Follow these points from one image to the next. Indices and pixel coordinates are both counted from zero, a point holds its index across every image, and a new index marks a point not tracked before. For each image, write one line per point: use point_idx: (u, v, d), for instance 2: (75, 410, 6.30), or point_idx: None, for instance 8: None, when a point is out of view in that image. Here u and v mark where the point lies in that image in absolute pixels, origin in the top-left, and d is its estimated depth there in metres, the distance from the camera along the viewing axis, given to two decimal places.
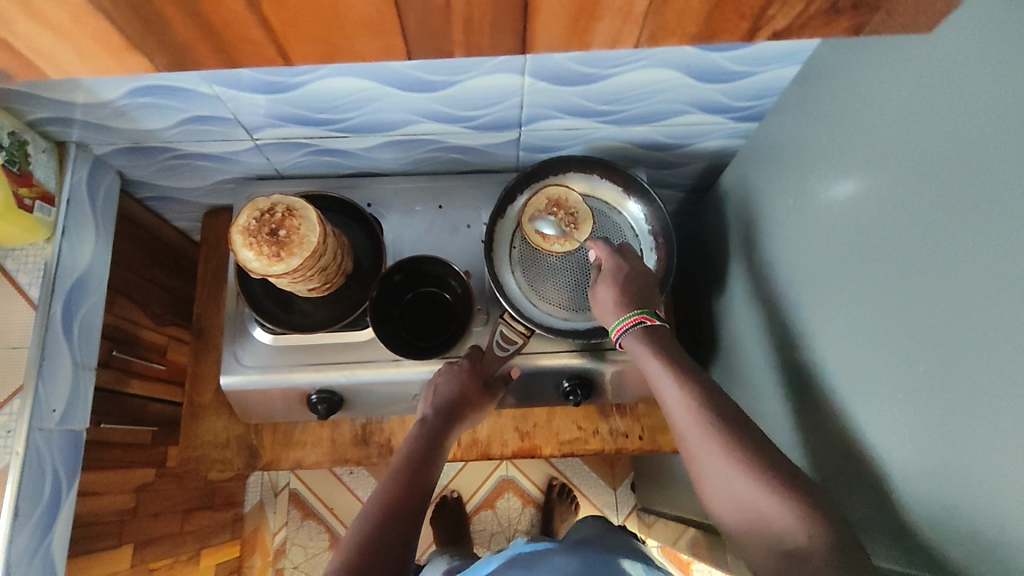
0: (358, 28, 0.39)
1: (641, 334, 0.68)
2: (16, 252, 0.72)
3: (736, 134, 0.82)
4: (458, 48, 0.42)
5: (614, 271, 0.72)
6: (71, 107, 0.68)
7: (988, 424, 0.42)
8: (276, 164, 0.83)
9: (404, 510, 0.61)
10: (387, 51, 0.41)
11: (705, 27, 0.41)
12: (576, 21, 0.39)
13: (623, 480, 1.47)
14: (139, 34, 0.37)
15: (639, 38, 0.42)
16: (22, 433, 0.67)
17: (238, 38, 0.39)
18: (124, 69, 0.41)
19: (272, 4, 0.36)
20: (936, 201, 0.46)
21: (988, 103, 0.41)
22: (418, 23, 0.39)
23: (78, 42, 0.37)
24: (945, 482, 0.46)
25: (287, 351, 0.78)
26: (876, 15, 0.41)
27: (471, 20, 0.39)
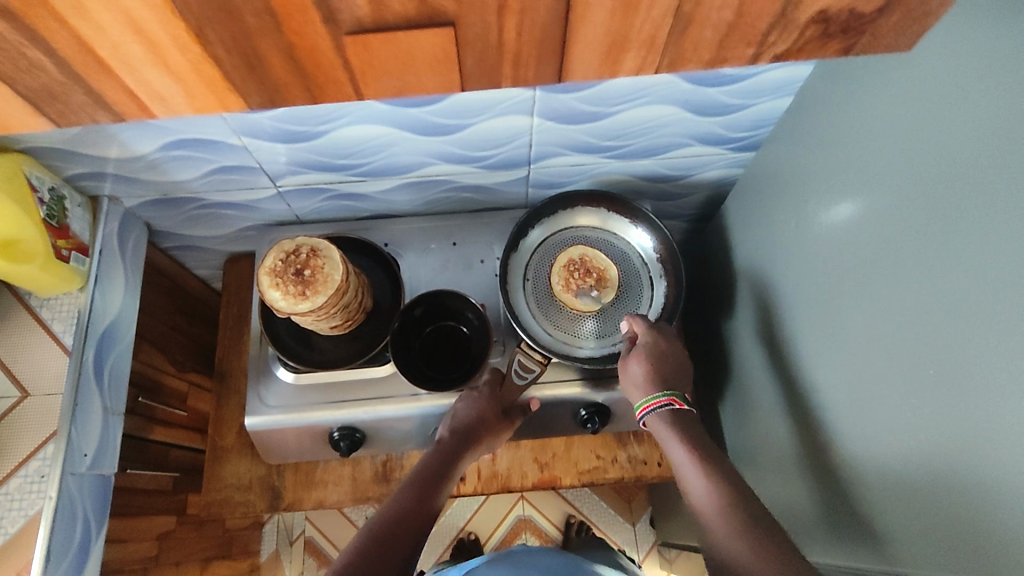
0: (424, 65, 0.42)
1: (669, 415, 0.72)
2: (51, 303, 0.75)
3: (735, 164, 0.86)
4: (506, 79, 0.44)
5: (653, 349, 0.75)
6: (105, 162, 0.72)
7: (988, 420, 0.43)
8: (296, 209, 0.87)
9: (399, 532, 0.63)
10: (445, 86, 0.45)
11: (716, 54, 0.44)
12: (609, 53, 0.42)
13: (641, 516, 1.46)
14: (237, 78, 0.41)
15: (659, 66, 0.45)
16: (56, 477, 0.69)
17: (323, 77, 0.42)
18: (198, 111, 0.45)
19: (356, 46, 0.40)
20: (923, 213, 0.49)
21: (966, 119, 0.45)
22: (476, 62, 0.42)
23: (165, 83, 0.41)
24: (943, 483, 0.48)
25: (310, 391, 0.80)
26: (864, 38, 0.44)
27: (518, 55, 0.42)
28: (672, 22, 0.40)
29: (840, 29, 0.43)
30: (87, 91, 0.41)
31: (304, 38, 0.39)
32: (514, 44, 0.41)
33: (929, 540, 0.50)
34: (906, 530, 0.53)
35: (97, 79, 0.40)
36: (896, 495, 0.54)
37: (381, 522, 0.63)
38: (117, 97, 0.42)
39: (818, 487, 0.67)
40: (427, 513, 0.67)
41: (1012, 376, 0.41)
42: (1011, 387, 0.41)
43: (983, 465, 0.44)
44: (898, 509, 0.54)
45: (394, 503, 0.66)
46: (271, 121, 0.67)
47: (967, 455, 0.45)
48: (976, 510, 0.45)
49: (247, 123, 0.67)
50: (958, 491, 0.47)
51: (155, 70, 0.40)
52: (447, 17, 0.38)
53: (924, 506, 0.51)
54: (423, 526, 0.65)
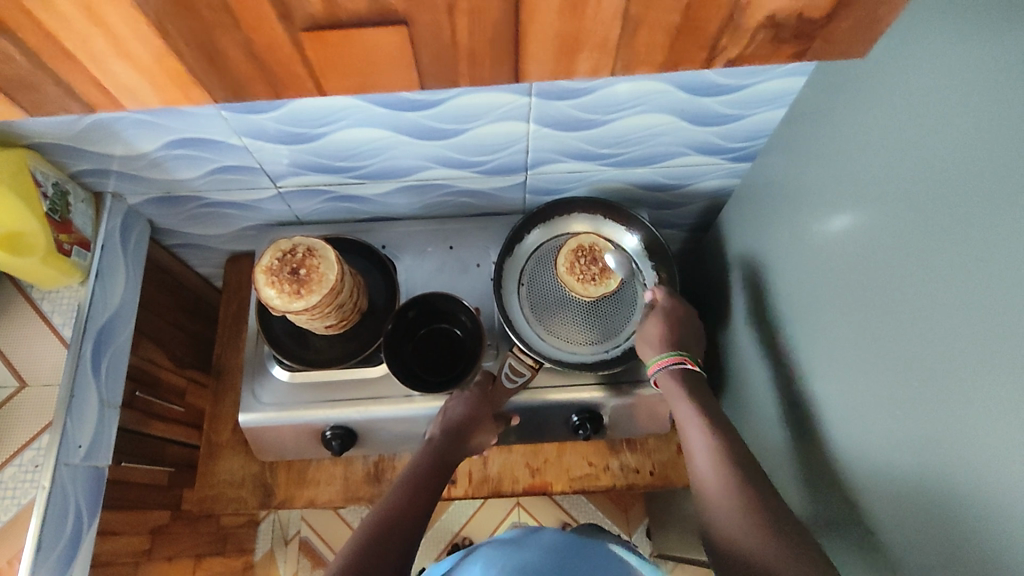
0: (383, 60, 0.43)
1: (680, 373, 0.72)
2: (52, 295, 0.77)
3: (732, 175, 0.86)
4: (463, 78, 0.46)
5: (666, 315, 0.77)
6: (109, 159, 0.74)
7: (981, 424, 0.43)
8: (297, 210, 0.88)
9: (395, 527, 0.61)
10: (406, 83, 0.46)
11: (670, 56, 0.45)
12: (562, 55, 0.44)
13: (638, 526, 1.45)
14: (199, 71, 0.43)
15: (615, 68, 0.46)
16: (49, 467, 0.70)
17: (285, 72, 0.44)
18: (166, 103, 0.46)
19: (314, 41, 0.41)
20: (918, 224, 0.49)
21: (959, 131, 0.45)
22: (430, 57, 0.44)
23: (131, 76, 0.43)
24: (942, 497, 0.48)
25: (303, 389, 0.81)
26: (818, 43, 0.46)
27: (474, 54, 0.44)
28: (621, 26, 0.42)
29: (794, 35, 0.44)
30: (58, 83, 0.43)
31: (262, 34, 0.40)
32: (466, 44, 0.42)
33: (930, 553, 0.50)
34: (906, 542, 0.52)
35: (64, 69, 0.42)
36: (895, 507, 0.53)
37: (376, 518, 0.62)
38: (88, 89, 0.44)
39: (814, 499, 0.66)
40: (423, 506, 0.65)
41: (1011, 389, 0.41)
42: (1011, 399, 0.41)
43: (983, 481, 0.43)
44: (892, 518, 0.54)
45: (388, 499, 0.65)
46: (272, 122, 0.68)
47: (966, 468, 0.45)
48: (974, 524, 0.45)
49: (248, 124, 0.68)
50: (957, 505, 0.46)
51: (122, 64, 0.42)
52: (399, 15, 0.39)
53: (917, 518, 0.50)
54: (420, 520, 0.64)
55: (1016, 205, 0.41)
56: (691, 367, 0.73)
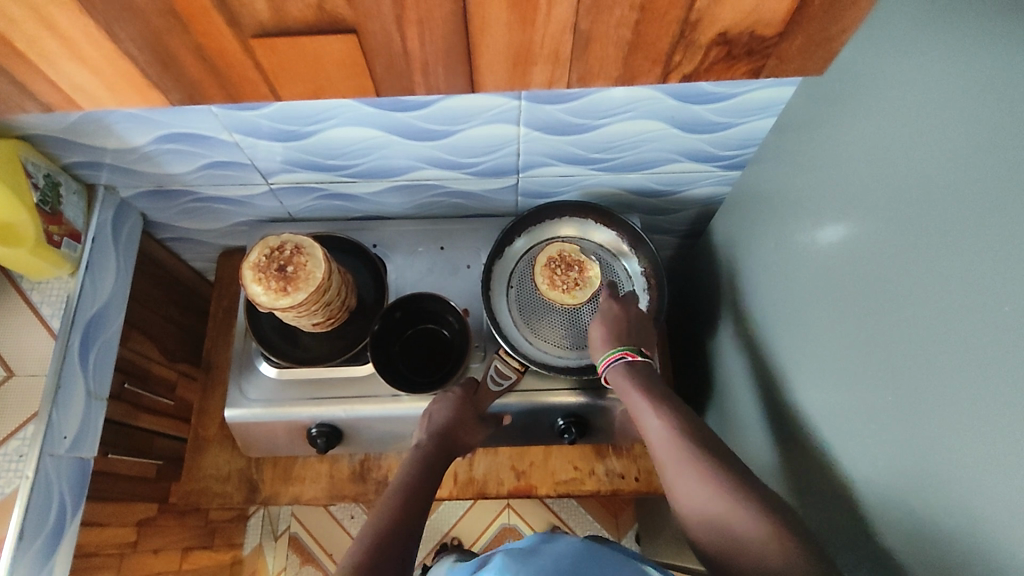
0: (335, 68, 0.44)
1: (626, 368, 0.72)
2: (42, 286, 0.77)
3: (724, 182, 0.86)
4: (419, 87, 0.46)
5: (607, 311, 0.76)
6: (102, 152, 0.74)
7: (966, 436, 0.43)
8: (288, 207, 0.89)
9: (395, 537, 0.60)
10: (360, 91, 0.47)
11: (624, 70, 0.45)
12: (515, 65, 0.45)
13: (627, 531, 1.44)
14: (153, 75, 0.44)
15: (570, 80, 0.46)
16: (33, 457, 0.70)
17: (239, 77, 0.44)
18: (120, 104, 0.47)
19: (263, 49, 0.42)
20: (906, 238, 0.49)
21: (947, 145, 0.45)
22: (384, 68, 0.44)
23: (84, 76, 0.44)
24: (929, 512, 0.47)
25: (289, 386, 0.81)
26: (772, 61, 0.46)
27: (427, 65, 0.44)
28: (572, 38, 0.42)
29: (744, 52, 0.45)
30: (12, 81, 0.44)
31: (213, 41, 0.41)
32: (418, 55, 0.43)
33: (916, 567, 0.49)
34: (893, 555, 0.52)
35: (20, 67, 0.43)
36: (885, 520, 0.53)
37: (375, 529, 0.61)
38: (43, 87, 0.45)
39: (801, 510, 0.66)
40: (417, 514, 0.64)
41: (997, 406, 0.41)
42: (998, 416, 0.40)
43: (969, 497, 0.43)
44: (879, 529, 0.54)
45: (382, 510, 0.64)
46: (263, 120, 0.69)
47: (953, 484, 0.45)
48: (959, 540, 0.44)
49: (238, 120, 0.69)
50: (943, 520, 0.46)
51: (74, 65, 0.42)
52: (348, 25, 0.40)
53: (905, 529, 0.50)
54: (416, 527, 0.63)
55: (1003, 221, 0.40)
56: (635, 360, 0.72)
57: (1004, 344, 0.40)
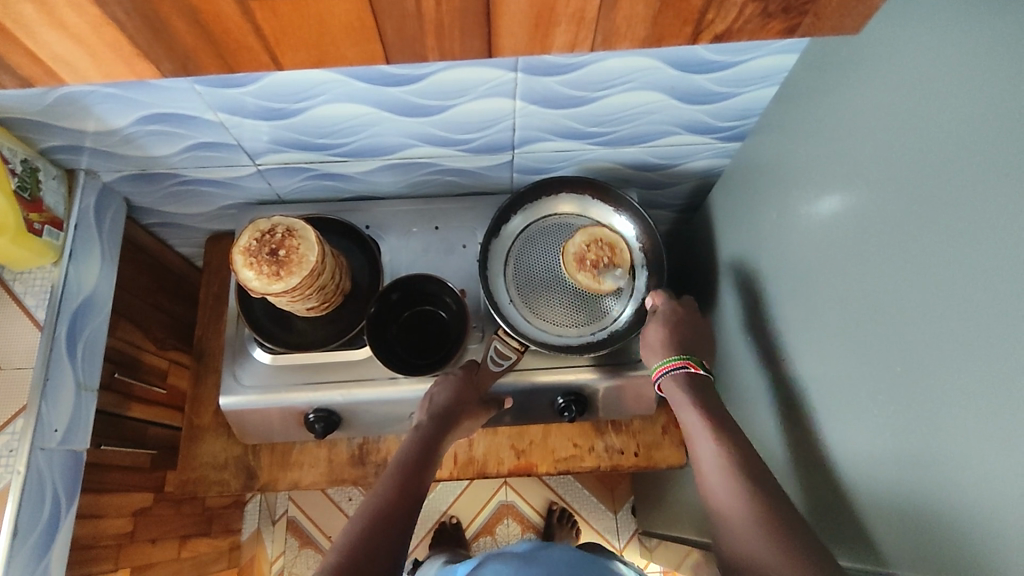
0: (341, 34, 0.42)
1: (684, 379, 0.72)
2: (24, 276, 0.75)
3: (723, 154, 0.85)
4: (432, 53, 0.45)
5: (669, 315, 0.77)
6: (81, 135, 0.71)
7: (964, 408, 0.43)
8: (278, 188, 0.86)
9: (389, 523, 0.61)
10: (368, 56, 0.45)
11: (651, 31, 0.44)
12: (537, 26, 0.43)
13: (623, 504, 1.46)
14: (141, 41, 0.41)
15: (594, 43, 0.45)
16: (24, 452, 0.69)
17: (235, 44, 0.42)
18: (106, 77, 0.45)
19: (264, 10, 0.40)
20: (909, 209, 0.48)
21: (953, 110, 0.44)
22: (394, 31, 0.42)
23: (67, 47, 0.41)
24: (922, 484, 0.47)
25: (284, 371, 0.79)
26: (809, 19, 0.45)
27: (441, 27, 0.43)
28: None
29: (781, 9, 0.44)
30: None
31: (210, 4, 0.38)
32: (433, 14, 0.41)
33: (908, 540, 0.50)
34: (881, 527, 0.53)
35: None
36: (875, 493, 0.53)
37: (369, 513, 0.62)
38: (17, 57, 0.42)
39: (802, 484, 0.66)
40: (415, 499, 0.65)
41: (994, 376, 0.40)
42: (995, 387, 0.40)
43: (962, 469, 0.43)
44: (874, 502, 0.54)
45: (380, 492, 0.65)
46: (249, 97, 0.66)
47: (947, 457, 0.45)
48: (947, 511, 0.45)
49: (223, 99, 0.66)
50: (935, 493, 0.46)
51: (54, 33, 0.40)
52: None
53: (899, 503, 0.50)
54: (412, 514, 0.64)
55: (1009, 187, 0.39)
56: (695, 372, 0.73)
57: (1003, 314, 0.40)
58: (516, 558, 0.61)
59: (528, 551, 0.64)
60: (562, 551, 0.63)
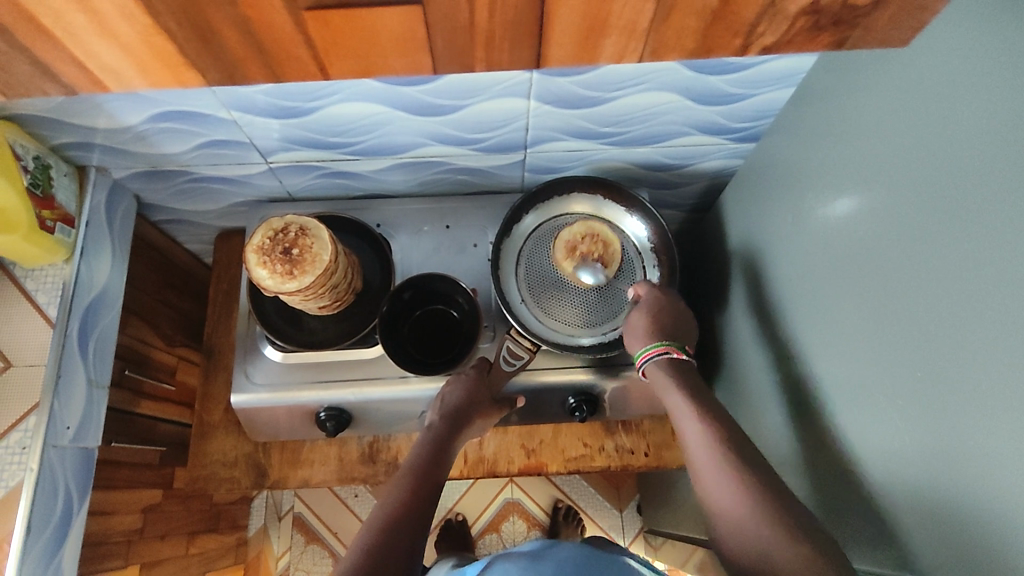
0: (390, 45, 0.42)
1: (668, 364, 0.71)
2: (36, 273, 0.74)
3: (735, 155, 0.84)
4: (479, 63, 0.45)
5: (652, 302, 0.75)
6: (92, 132, 0.71)
7: (985, 413, 0.43)
8: (288, 186, 0.86)
9: (403, 523, 0.61)
10: (414, 67, 0.45)
11: (701, 43, 0.44)
12: (586, 38, 0.43)
13: (628, 502, 1.47)
14: (190, 51, 0.41)
15: (642, 54, 0.45)
16: (36, 450, 0.69)
17: (285, 54, 0.42)
18: (152, 85, 0.45)
19: (317, 22, 0.39)
20: (927, 214, 0.48)
21: (974, 116, 0.44)
22: (445, 42, 0.42)
23: (115, 56, 0.41)
24: (940, 488, 0.48)
25: (296, 369, 0.79)
26: (858, 32, 0.44)
27: (491, 38, 0.42)
28: (653, 9, 0.40)
29: (832, 21, 0.43)
30: (33, 60, 0.41)
31: (260, 13, 0.38)
32: (485, 25, 0.41)
33: (928, 543, 0.50)
34: (901, 530, 0.53)
35: (40, 45, 0.39)
36: (893, 496, 0.53)
37: (385, 514, 0.62)
38: (68, 68, 0.42)
39: (812, 486, 0.67)
40: (429, 498, 0.66)
41: (1013, 384, 0.40)
42: (1015, 395, 0.40)
43: (983, 475, 0.43)
44: (892, 506, 0.54)
45: (395, 492, 0.65)
46: (262, 96, 0.66)
47: (965, 463, 0.45)
48: (971, 517, 0.45)
49: (235, 96, 0.66)
50: (953, 496, 0.46)
51: (102, 41, 0.40)
52: None
53: (921, 509, 0.50)
54: (426, 513, 0.64)
55: None
56: (679, 358, 0.72)
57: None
58: (529, 558, 0.61)
59: (537, 548, 0.64)
60: (576, 548, 0.63)
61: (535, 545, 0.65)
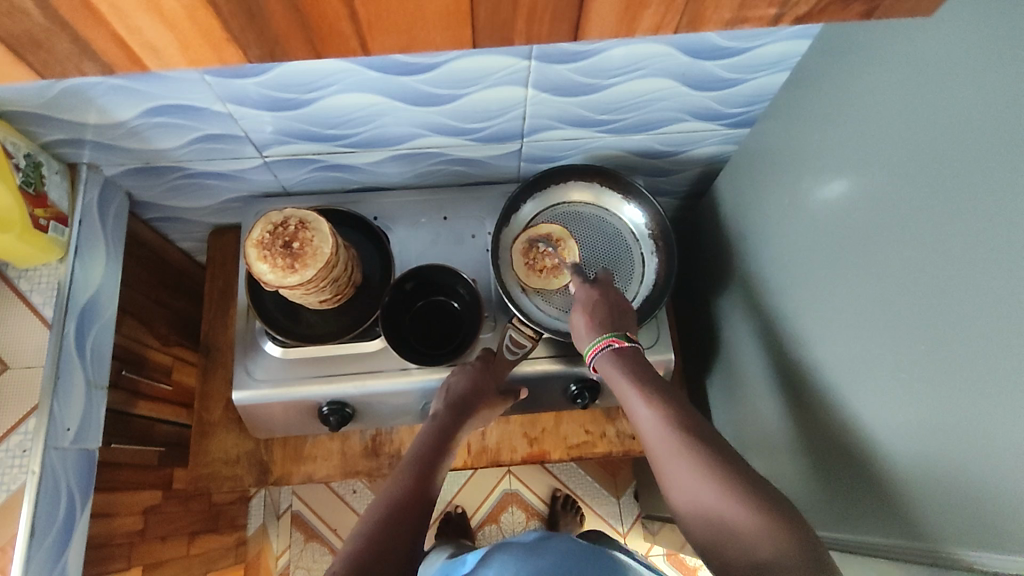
0: (434, 18, 0.42)
1: (614, 356, 0.71)
2: (29, 273, 0.73)
3: (728, 141, 0.85)
4: (519, 37, 0.45)
5: (589, 297, 0.74)
6: (84, 128, 0.70)
7: (983, 386, 0.44)
8: (283, 181, 0.85)
9: (409, 510, 0.62)
10: (456, 41, 0.45)
11: (738, 13, 0.44)
12: (627, 10, 0.42)
13: (626, 489, 1.48)
14: (234, 27, 0.41)
15: (679, 25, 0.45)
16: (38, 451, 0.68)
17: (328, 30, 0.42)
18: (191, 64, 0.44)
19: None
20: (921, 193, 0.49)
21: (968, 94, 0.45)
22: (488, 15, 0.42)
23: (159, 33, 0.41)
24: (938, 457, 0.49)
25: (297, 364, 0.79)
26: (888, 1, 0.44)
27: (534, 10, 0.42)
28: None
29: None
30: (76, 40, 0.41)
31: None
32: None
33: (926, 512, 0.51)
34: (901, 502, 0.54)
35: (83, 23, 0.39)
36: (891, 469, 0.55)
37: (390, 500, 0.62)
38: (106, 46, 0.42)
39: (810, 465, 0.68)
40: (433, 485, 0.66)
41: (1008, 353, 0.42)
42: (1010, 363, 0.42)
43: (981, 442, 0.45)
44: (891, 476, 0.55)
45: (399, 479, 0.66)
46: (258, 88, 0.65)
47: (965, 434, 0.46)
48: (969, 482, 0.46)
49: (230, 88, 0.65)
50: (953, 466, 0.48)
51: (148, 18, 0.39)
52: None
53: (920, 481, 0.51)
54: (431, 500, 0.64)
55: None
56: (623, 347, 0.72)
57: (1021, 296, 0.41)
58: (533, 547, 0.62)
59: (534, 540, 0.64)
60: (576, 542, 0.63)
61: (533, 536, 0.66)
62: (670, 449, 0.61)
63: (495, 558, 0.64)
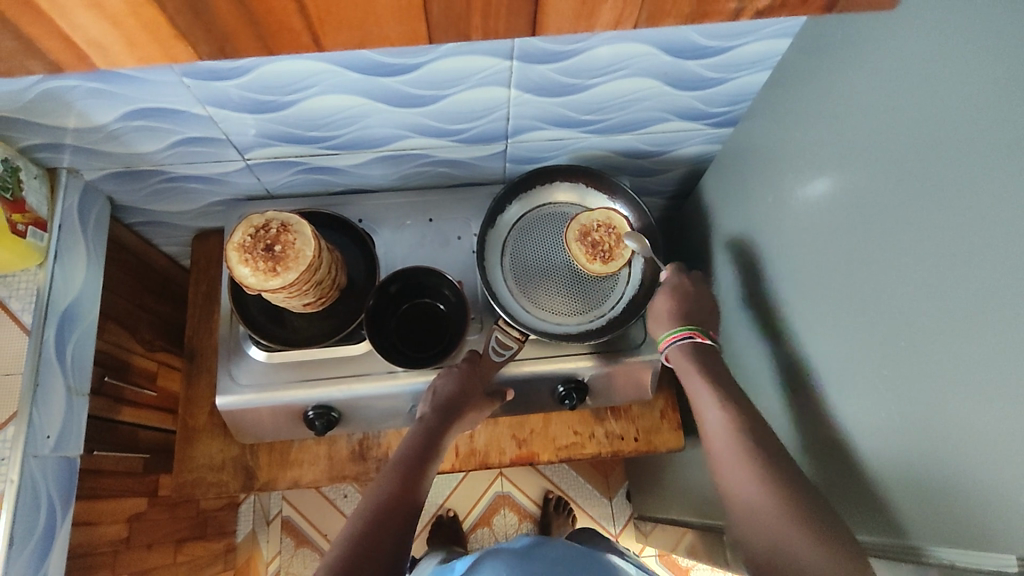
0: (387, 13, 0.42)
1: (688, 347, 0.73)
2: (8, 279, 0.72)
3: (713, 140, 0.85)
4: (475, 32, 0.45)
5: (676, 283, 0.77)
6: (62, 132, 0.69)
7: (971, 383, 0.44)
8: (267, 184, 0.85)
9: (392, 515, 0.61)
10: (411, 35, 0.45)
11: (697, 7, 0.44)
12: (585, 4, 0.43)
13: (618, 490, 1.48)
14: (180, 22, 0.41)
15: (638, 20, 0.45)
16: (17, 460, 0.67)
17: (277, 25, 0.42)
18: (140, 62, 0.44)
19: None
20: (905, 189, 0.49)
21: (948, 89, 0.45)
22: (442, 10, 0.42)
23: (102, 30, 0.41)
24: (929, 456, 0.49)
25: (282, 369, 0.78)
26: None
27: (488, 5, 0.42)
28: None
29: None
30: (16, 39, 0.40)
31: None
32: None
33: (917, 511, 0.51)
34: (895, 500, 0.54)
35: (25, 21, 0.39)
36: (883, 466, 0.55)
37: (372, 505, 0.62)
38: (50, 43, 0.41)
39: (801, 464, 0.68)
40: (416, 491, 0.66)
41: (993, 350, 0.41)
42: (999, 360, 0.41)
43: (970, 441, 0.44)
44: (883, 475, 0.55)
45: (383, 484, 0.65)
46: (237, 90, 0.65)
47: (955, 434, 0.46)
48: (958, 480, 0.46)
49: (209, 91, 0.64)
50: (944, 466, 0.47)
51: (89, 15, 0.39)
52: None
53: (911, 480, 0.51)
54: (415, 506, 0.64)
55: (1006, 164, 0.40)
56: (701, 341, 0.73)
57: (1009, 292, 0.40)
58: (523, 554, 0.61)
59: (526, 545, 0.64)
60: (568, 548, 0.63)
61: (526, 541, 0.65)
62: (725, 452, 0.63)
63: (487, 563, 0.63)
